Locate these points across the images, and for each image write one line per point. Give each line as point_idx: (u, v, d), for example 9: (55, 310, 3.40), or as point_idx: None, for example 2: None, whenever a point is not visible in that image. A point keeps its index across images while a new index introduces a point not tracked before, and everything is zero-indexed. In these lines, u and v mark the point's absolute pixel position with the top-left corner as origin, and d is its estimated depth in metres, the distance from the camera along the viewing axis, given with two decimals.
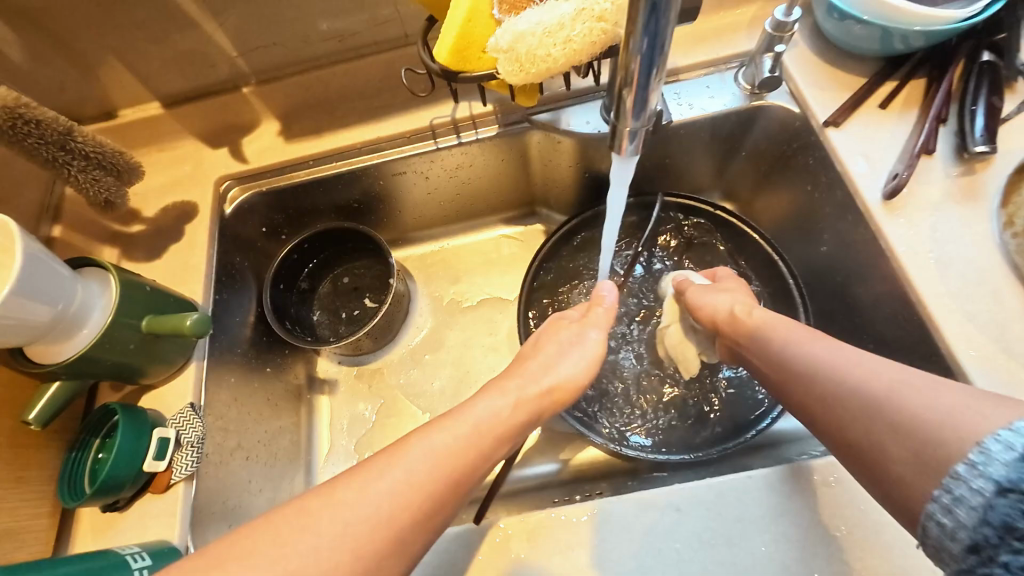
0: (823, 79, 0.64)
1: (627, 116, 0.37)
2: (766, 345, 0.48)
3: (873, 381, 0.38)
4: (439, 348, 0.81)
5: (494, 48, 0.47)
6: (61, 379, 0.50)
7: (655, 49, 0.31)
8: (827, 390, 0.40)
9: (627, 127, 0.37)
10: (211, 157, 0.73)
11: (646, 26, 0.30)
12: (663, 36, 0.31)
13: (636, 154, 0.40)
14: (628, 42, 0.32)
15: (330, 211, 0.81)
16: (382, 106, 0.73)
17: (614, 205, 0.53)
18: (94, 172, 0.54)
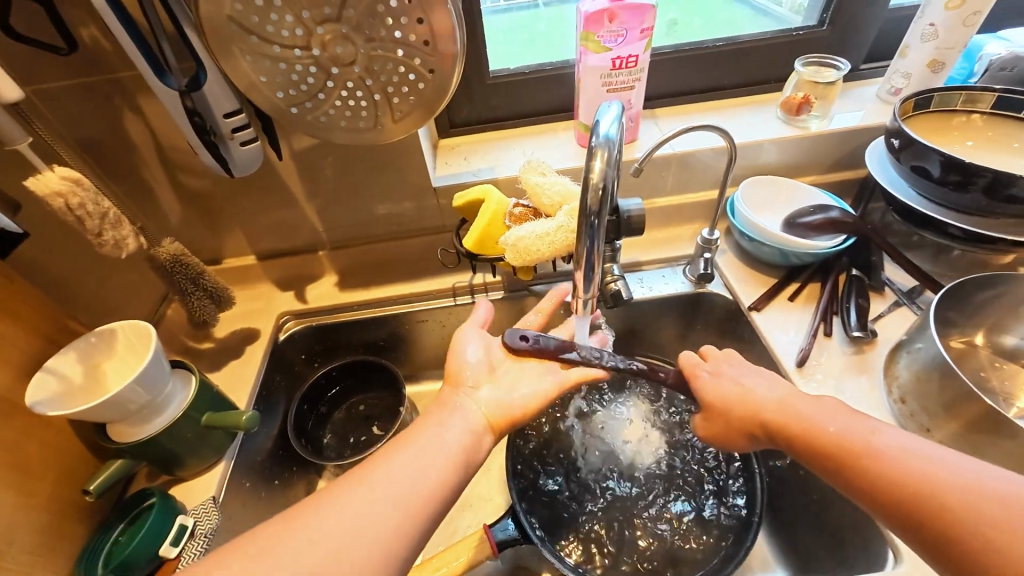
0: (745, 278, 0.87)
1: (580, 288, 0.56)
2: (809, 428, 0.51)
3: (973, 483, 0.43)
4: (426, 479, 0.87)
5: (503, 243, 0.71)
6: (123, 458, 0.61)
7: (592, 250, 0.52)
8: (890, 479, 0.45)
9: (581, 296, 0.56)
10: (280, 298, 0.95)
11: (587, 236, 0.51)
12: (596, 241, 0.52)
13: (589, 315, 0.58)
14: (578, 243, 0.53)
15: (360, 347, 0.99)
16: (419, 272, 0.98)
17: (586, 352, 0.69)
18: (204, 301, 0.74)
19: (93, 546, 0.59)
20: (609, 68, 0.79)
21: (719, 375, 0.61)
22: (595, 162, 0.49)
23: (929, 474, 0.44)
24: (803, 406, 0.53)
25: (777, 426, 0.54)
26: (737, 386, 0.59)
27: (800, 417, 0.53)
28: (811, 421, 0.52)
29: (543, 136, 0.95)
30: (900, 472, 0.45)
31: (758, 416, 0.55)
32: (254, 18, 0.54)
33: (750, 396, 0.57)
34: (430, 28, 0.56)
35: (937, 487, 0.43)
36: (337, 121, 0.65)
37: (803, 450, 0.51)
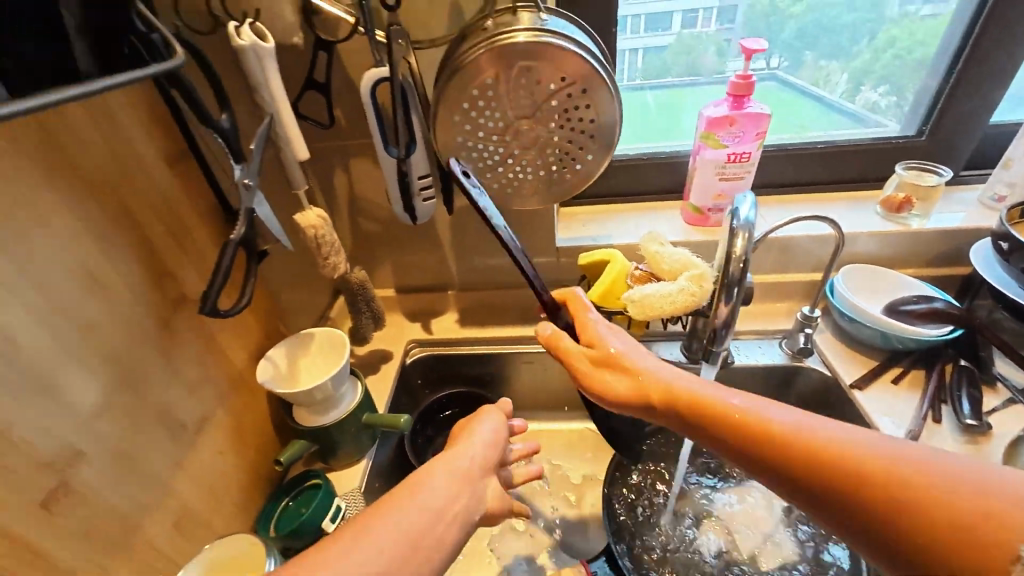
0: (845, 358, 0.91)
1: None
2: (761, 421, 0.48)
3: (963, 476, 0.38)
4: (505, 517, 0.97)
5: (627, 298, 0.82)
6: (303, 439, 0.74)
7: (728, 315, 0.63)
8: (880, 476, 0.40)
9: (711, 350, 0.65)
10: (409, 328, 1.10)
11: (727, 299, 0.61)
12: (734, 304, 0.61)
13: None
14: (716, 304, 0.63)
15: (469, 380, 1.11)
16: (530, 319, 1.10)
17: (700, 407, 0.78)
18: (367, 320, 0.90)
19: (267, 509, 0.71)
20: (723, 161, 0.93)
21: (638, 355, 0.60)
22: (736, 240, 0.60)
23: (875, 466, 0.41)
24: (765, 408, 0.49)
25: (713, 411, 0.51)
26: (647, 361, 0.59)
27: (778, 421, 0.47)
28: (772, 422, 0.47)
29: (652, 212, 1.09)
30: (855, 464, 0.41)
31: (672, 397, 0.54)
32: (471, 116, 0.72)
33: (659, 373, 0.57)
34: (598, 126, 0.73)
35: (903, 483, 0.39)
36: (503, 189, 0.81)
37: (725, 431, 0.49)
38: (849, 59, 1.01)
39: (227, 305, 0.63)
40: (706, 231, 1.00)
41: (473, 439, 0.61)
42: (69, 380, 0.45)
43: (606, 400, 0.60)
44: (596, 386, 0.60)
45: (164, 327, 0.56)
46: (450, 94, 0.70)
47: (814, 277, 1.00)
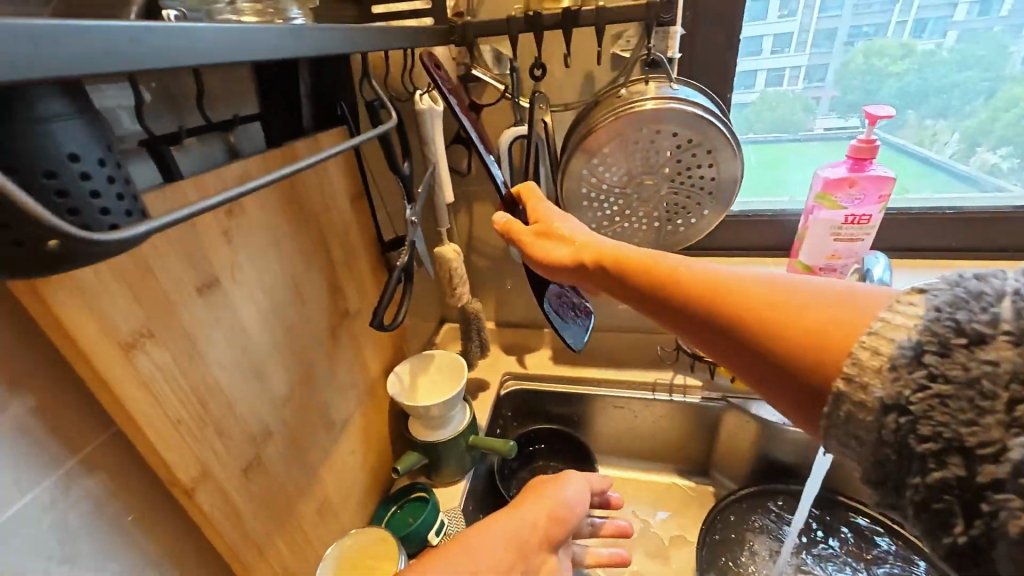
0: None
1: None
2: (701, 271, 0.46)
3: (813, 293, 0.39)
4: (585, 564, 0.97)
5: None
6: (416, 451, 0.81)
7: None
8: (761, 301, 0.40)
9: None
10: (504, 360, 1.16)
11: None
12: None
13: None
14: None
15: (557, 417, 1.13)
16: (622, 362, 1.12)
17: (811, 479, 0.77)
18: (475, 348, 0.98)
19: (379, 513, 0.77)
20: (840, 222, 0.92)
21: (562, 225, 0.64)
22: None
23: (752, 291, 0.41)
24: (674, 256, 0.50)
25: (625, 265, 0.53)
26: (573, 230, 0.63)
27: (673, 262, 0.49)
28: (675, 265, 0.48)
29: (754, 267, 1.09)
30: (732, 291, 0.42)
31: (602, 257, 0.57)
32: (597, 171, 0.78)
33: (589, 239, 0.60)
34: (717, 183, 0.79)
35: (779, 300, 0.40)
36: (616, 238, 0.87)
37: (655, 289, 0.49)
38: (960, 118, 0.99)
39: (389, 319, 0.79)
40: None
41: (550, 502, 0.59)
42: (275, 373, 0.56)
43: (543, 268, 0.63)
44: (536, 252, 0.63)
45: (333, 337, 0.67)
46: (580, 153, 0.77)
47: None
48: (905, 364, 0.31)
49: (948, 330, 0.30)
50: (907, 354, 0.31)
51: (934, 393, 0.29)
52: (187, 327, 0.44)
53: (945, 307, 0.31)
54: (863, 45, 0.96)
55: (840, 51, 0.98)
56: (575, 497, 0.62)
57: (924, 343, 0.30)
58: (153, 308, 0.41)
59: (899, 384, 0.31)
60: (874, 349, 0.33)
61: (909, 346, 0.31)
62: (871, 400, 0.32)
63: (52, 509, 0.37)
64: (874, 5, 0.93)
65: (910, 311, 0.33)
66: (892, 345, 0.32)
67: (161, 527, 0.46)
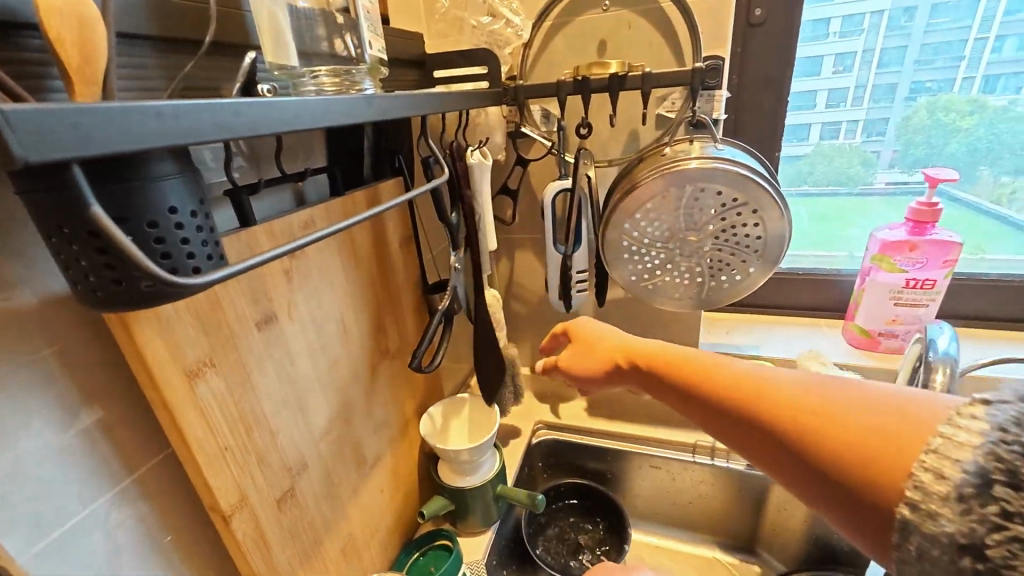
0: None
1: None
2: (735, 373, 0.46)
3: (866, 401, 0.36)
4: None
5: None
6: (443, 496, 0.80)
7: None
8: (799, 411, 0.39)
9: None
10: (538, 407, 1.15)
11: None
12: None
13: None
14: None
15: (590, 472, 1.09)
16: (660, 420, 1.08)
17: None
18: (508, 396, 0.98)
19: (403, 557, 0.75)
20: (901, 286, 0.87)
21: (605, 330, 0.67)
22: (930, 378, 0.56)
23: (790, 398, 0.40)
24: (713, 356, 0.50)
25: (667, 366, 0.53)
26: (613, 331, 0.66)
27: (712, 363, 0.49)
28: (719, 366, 0.48)
29: (805, 328, 1.04)
30: (777, 399, 0.40)
31: (641, 355, 0.57)
32: (639, 225, 0.80)
33: (628, 339, 0.62)
34: (763, 242, 0.78)
35: (817, 407, 0.38)
36: (657, 290, 0.86)
37: (694, 391, 0.49)
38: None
39: (428, 361, 0.81)
40: (877, 356, 0.91)
41: None
42: (316, 408, 0.58)
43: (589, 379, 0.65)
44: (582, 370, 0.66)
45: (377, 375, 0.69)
46: (623, 207, 0.78)
47: None
48: (973, 495, 0.27)
49: (1016, 456, 0.26)
50: (974, 483, 0.27)
51: (1012, 536, 0.25)
52: (245, 359, 0.48)
53: (1011, 424, 0.27)
54: (926, 101, 0.93)
55: (901, 106, 0.95)
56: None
57: (992, 471, 0.26)
58: (218, 340, 0.45)
59: (971, 519, 0.27)
60: (937, 471, 0.29)
61: (974, 473, 0.27)
62: (942, 534, 0.28)
63: (107, 528, 0.40)
64: (936, 62, 0.90)
65: (974, 425, 0.29)
66: (957, 468, 0.28)
67: (199, 553, 0.48)
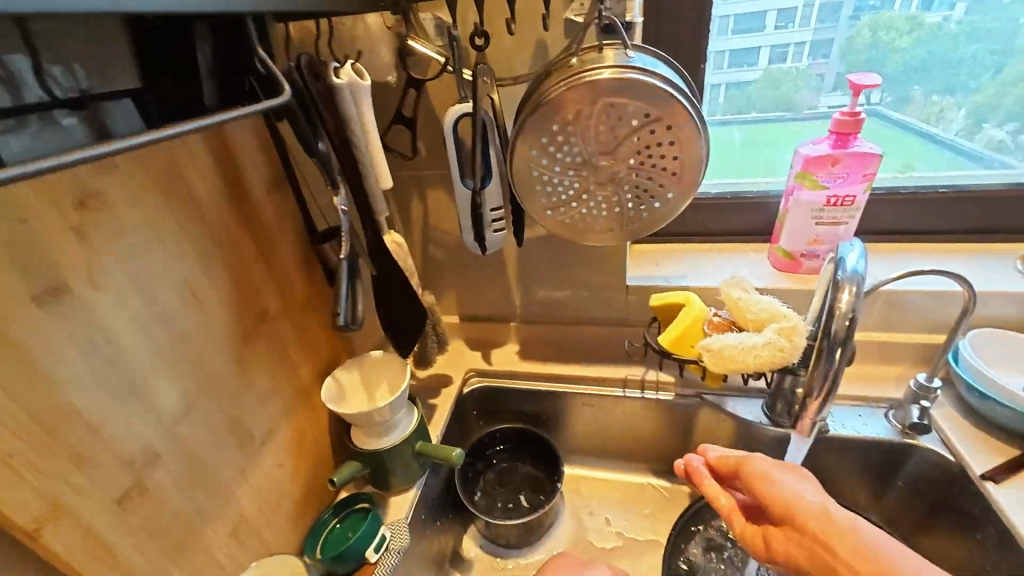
0: (975, 442, 0.76)
1: (809, 413, 0.59)
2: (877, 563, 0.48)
3: None
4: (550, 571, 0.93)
5: (705, 346, 0.74)
6: (358, 460, 0.75)
7: (828, 391, 0.57)
8: None
9: (810, 418, 0.59)
10: (470, 355, 1.10)
11: (824, 368, 0.55)
12: (834, 374, 0.56)
13: (809, 438, 0.61)
14: (812, 372, 0.57)
15: (526, 416, 1.08)
16: (593, 357, 1.06)
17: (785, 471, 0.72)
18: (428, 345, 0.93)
19: (318, 526, 0.71)
20: (822, 204, 0.85)
21: (801, 489, 0.56)
22: (835, 316, 0.53)
23: None
24: (867, 534, 0.51)
25: (825, 536, 0.52)
26: (814, 496, 0.56)
27: (863, 544, 0.50)
28: (873, 556, 0.49)
29: (733, 254, 1.02)
30: None
31: (814, 524, 0.53)
32: (549, 151, 0.71)
33: (801, 502, 0.55)
34: (681, 163, 0.70)
35: None
36: (575, 224, 0.79)
37: (851, 572, 0.49)
38: (967, 94, 0.90)
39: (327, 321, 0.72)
40: (798, 278, 0.90)
41: None
42: (163, 387, 0.49)
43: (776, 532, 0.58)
44: (772, 501, 0.58)
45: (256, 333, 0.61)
46: (528, 130, 0.69)
47: (930, 340, 0.87)
48: None
49: None
50: None
51: None
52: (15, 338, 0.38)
53: None
54: (871, 18, 0.87)
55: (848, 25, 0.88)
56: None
57: None
58: None
59: None
60: None
61: None
62: None
63: None
64: None
65: None
66: None
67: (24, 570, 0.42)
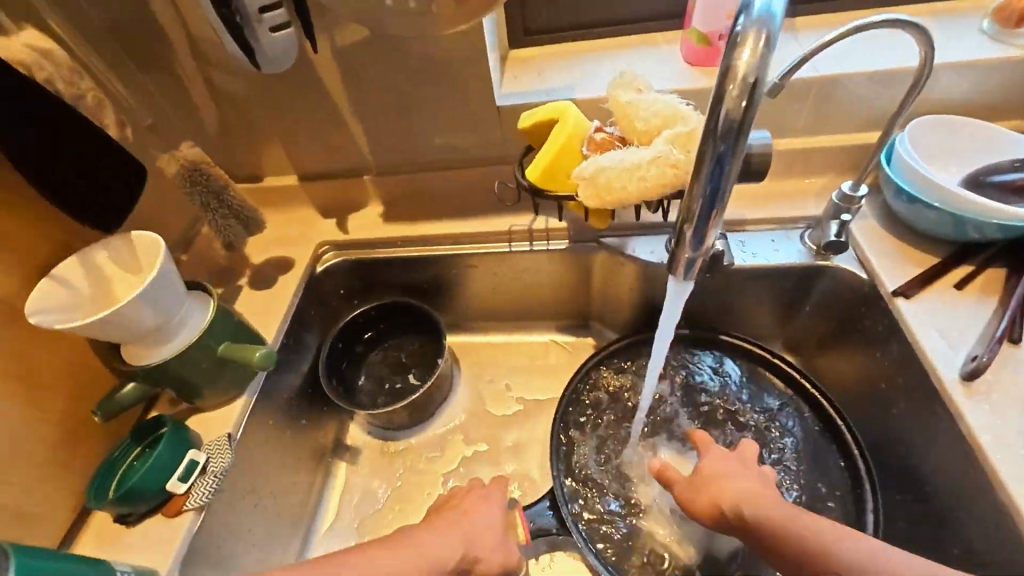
0: (893, 253, 0.66)
1: (686, 246, 0.43)
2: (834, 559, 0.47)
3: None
4: (447, 445, 0.84)
5: (578, 175, 0.55)
6: (136, 380, 0.57)
7: (710, 210, 0.40)
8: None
9: (684, 254, 0.44)
10: (321, 224, 0.88)
11: (710, 177, 0.39)
12: (722, 189, 0.39)
13: (687, 279, 0.47)
14: (692, 188, 0.40)
15: (403, 288, 0.90)
16: (471, 208, 0.85)
17: (667, 323, 0.59)
18: (223, 213, 0.71)
19: (106, 466, 0.57)
20: None
21: (731, 476, 0.57)
22: (727, 88, 0.35)
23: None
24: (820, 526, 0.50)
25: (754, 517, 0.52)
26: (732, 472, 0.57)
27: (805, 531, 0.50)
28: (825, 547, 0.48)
29: (640, 49, 0.76)
30: None
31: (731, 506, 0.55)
32: None
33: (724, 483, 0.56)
34: None
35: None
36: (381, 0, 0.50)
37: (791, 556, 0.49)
38: None
39: None
40: (713, 72, 0.68)
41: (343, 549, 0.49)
42: None
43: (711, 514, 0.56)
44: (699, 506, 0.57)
45: None
46: None
47: (862, 140, 0.71)
48: None
49: None
50: None
51: None
52: None
53: None
54: None
55: None
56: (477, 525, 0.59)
57: None
58: None
59: None
60: None
61: None
62: None
63: None
64: None
65: None
66: None
67: None
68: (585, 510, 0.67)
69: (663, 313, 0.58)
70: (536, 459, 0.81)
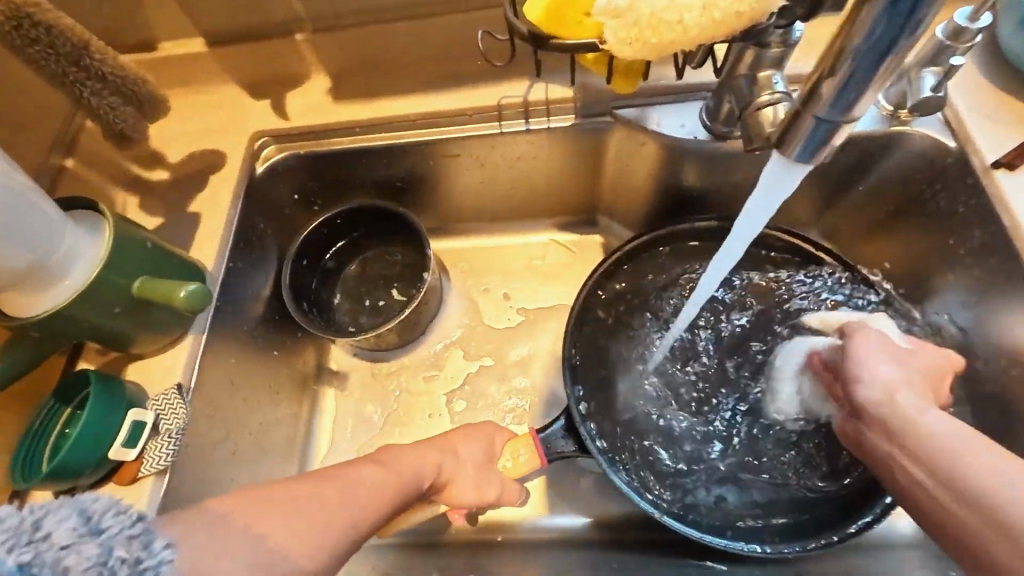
0: (996, 111, 0.53)
1: (822, 104, 0.32)
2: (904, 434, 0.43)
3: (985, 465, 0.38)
4: (444, 363, 0.74)
5: (606, 9, 0.38)
6: (31, 336, 0.44)
7: (885, 47, 0.29)
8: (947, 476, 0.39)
9: (816, 115, 0.33)
10: (250, 108, 0.67)
11: None
12: (919, 15, 0.27)
13: (803, 161, 0.36)
14: (854, 15, 0.29)
15: (370, 187, 0.73)
16: (446, 77, 0.66)
17: (748, 220, 0.48)
18: (95, 86, 0.51)
19: (29, 439, 0.47)
20: None
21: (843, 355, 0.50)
22: None
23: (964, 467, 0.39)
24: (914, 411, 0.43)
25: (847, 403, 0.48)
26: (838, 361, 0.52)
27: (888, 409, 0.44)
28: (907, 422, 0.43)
29: None
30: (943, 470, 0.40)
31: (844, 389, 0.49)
32: None
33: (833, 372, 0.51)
34: None
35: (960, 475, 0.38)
36: None
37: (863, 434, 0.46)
38: None
39: None
40: None
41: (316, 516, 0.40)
42: None
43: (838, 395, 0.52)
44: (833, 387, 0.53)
45: None
46: None
47: None
48: None
49: None
50: None
51: None
52: None
53: None
54: None
55: None
56: (462, 472, 0.53)
57: None
58: None
59: None
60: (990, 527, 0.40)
61: None
62: None
63: None
64: None
65: None
66: None
67: None
68: (603, 427, 0.59)
69: (750, 207, 0.46)
70: (543, 374, 0.73)
